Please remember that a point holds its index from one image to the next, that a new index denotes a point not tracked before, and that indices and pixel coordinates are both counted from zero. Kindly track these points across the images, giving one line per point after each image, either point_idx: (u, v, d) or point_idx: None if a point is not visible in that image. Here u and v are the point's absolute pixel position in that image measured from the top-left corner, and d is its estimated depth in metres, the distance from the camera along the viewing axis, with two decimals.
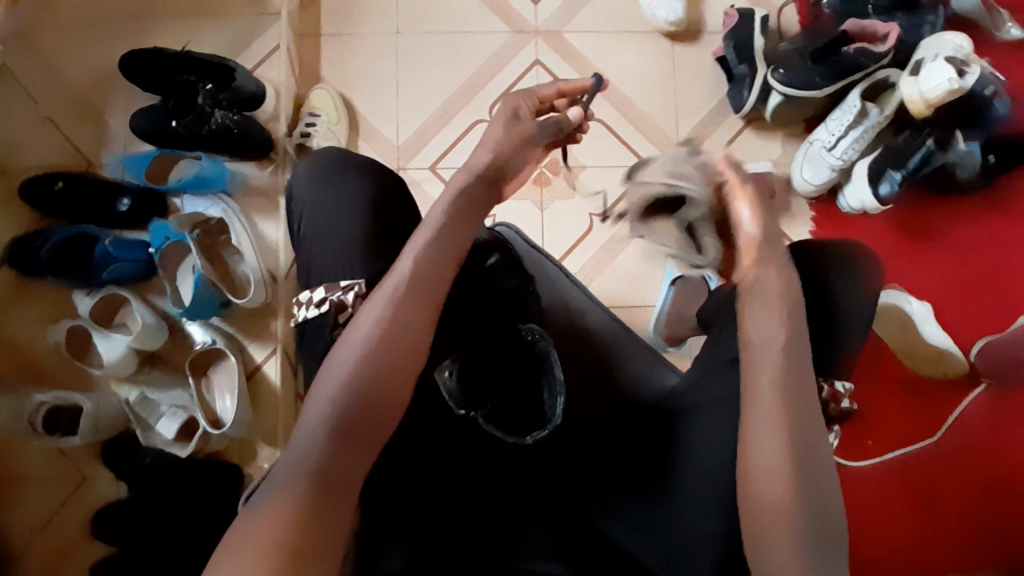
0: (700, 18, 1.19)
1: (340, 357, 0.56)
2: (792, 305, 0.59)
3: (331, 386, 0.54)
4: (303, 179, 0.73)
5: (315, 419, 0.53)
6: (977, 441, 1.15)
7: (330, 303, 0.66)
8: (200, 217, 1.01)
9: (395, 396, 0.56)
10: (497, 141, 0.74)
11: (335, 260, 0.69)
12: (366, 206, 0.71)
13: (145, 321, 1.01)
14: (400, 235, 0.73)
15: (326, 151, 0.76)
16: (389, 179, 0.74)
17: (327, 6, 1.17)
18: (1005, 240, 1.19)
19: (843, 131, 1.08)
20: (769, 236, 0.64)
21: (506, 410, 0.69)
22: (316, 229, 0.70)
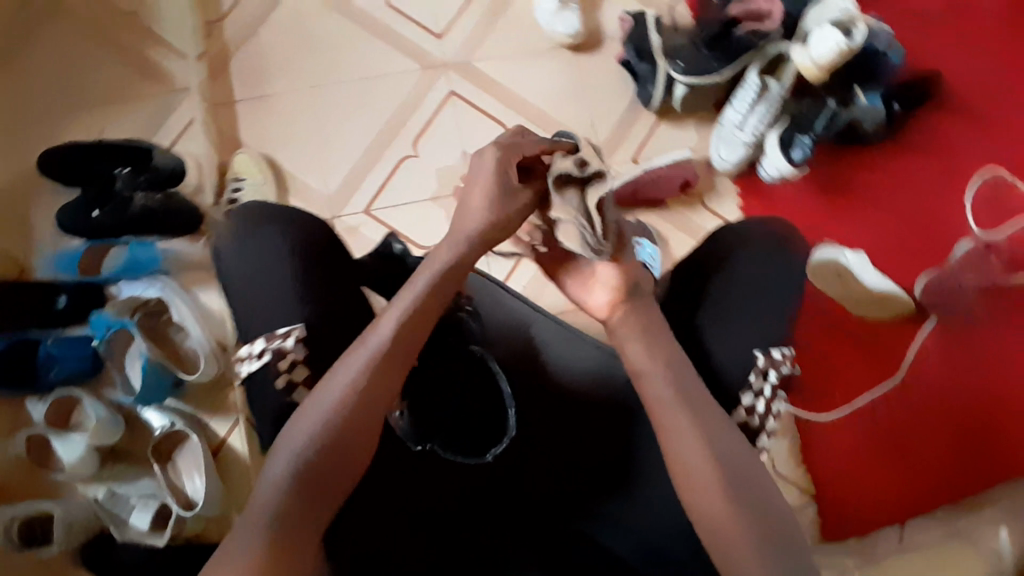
0: (597, 25, 1.24)
1: (303, 420, 0.59)
2: (655, 326, 0.70)
3: (295, 443, 0.58)
4: (226, 243, 0.71)
5: (276, 478, 0.57)
6: (936, 376, 1.21)
7: (271, 351, 0.64)
8: (138, 299, 1.01)
9: (360, 445, 0.60)
10: (484, 208, 0.68)
11: (273, 313, 0.66)
12: (299, 254, 0.69)
13: (99, 417, 0.99)
14: (339, 274, 0.71)
15: (248, 206, 0.73)
16: (316, 223, 0.72)
17: (235, 73, 1.19)
18: (927, 182, 1.26)
19: (749, 107, 1.13)
20: (637, 296, 0.72)
21: (460, 435, 0.72)
22: (250, 285, 0.68)
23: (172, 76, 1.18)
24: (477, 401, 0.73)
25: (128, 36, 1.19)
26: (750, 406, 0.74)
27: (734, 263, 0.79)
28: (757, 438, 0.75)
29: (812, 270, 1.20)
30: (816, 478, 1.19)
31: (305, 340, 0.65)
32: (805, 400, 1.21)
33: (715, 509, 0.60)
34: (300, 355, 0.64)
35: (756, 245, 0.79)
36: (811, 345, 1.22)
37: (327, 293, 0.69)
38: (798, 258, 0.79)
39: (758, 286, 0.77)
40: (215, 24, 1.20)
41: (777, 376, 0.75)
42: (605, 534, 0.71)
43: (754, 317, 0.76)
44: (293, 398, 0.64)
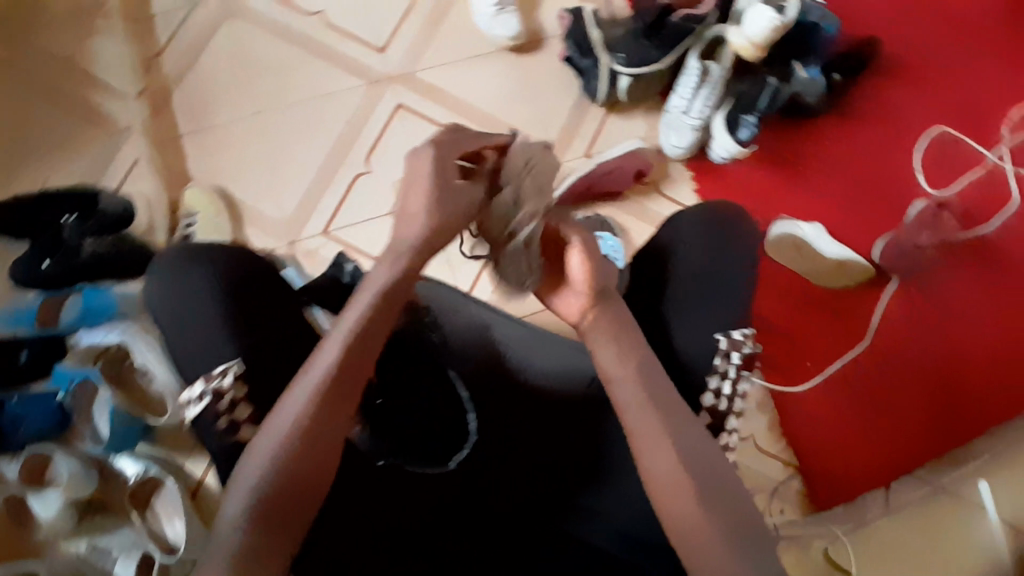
0: (537, 24, 1.24)
1: (258, 454, 0.60)
2: (626, 330, 0.69)
3: (253, 478, 0.59)
4: (156, 291, 0.73)
5: (234, 516, 0.58)
6: (901, 336, 1.24)
7: (210, 393, 0.68)
8: (98, 347, 1.01)
9: (317, 472, 0.61)
10: (423, 213, 0.66)
11: (213, 351, 0.70)
12: (217, 292, 0.72)
13: (71, 471, 0.97)
14: (273, 303, 0.74)
15: (171, 249, 0.75)
16: (240, 255, 0.75)
17: (176, 108, 1.17)
18: (874, 147, 1.28)
19: (693, 92, 1.16)
20: (602, 291, 0.71)
21: (421, 447, 0.73)
22: (180, 326, 0.71)
23: (112, 118, 1.16)
24: (439, 414, 0.74)
25: (63, 80, 1.17)
26: (716, 389, 0.76)
27: (692, 249, 0.80)
28: (726, 420, 0.77)
29: (770, 245, 1.23)
30: (797, 447, 1.21)
31: (243, 377, 0.69)
32: (778, 375, 1.23)
33: (674, 488, 0.62)
34: (238, 394, 0.68)
35: (711, 227, 0.81)
36: (778, 317, 1.24)
37: (257, 325, 0.72)
38: (749, 238, 0.81)
39: (715, 269, 0.78)
40: (152, 60, 1.19)
41: (739, 357, 0.76)
42: (576, 525, 0.73)
43: (714, 301, 0.77)
44: (238, 435, 0.68)
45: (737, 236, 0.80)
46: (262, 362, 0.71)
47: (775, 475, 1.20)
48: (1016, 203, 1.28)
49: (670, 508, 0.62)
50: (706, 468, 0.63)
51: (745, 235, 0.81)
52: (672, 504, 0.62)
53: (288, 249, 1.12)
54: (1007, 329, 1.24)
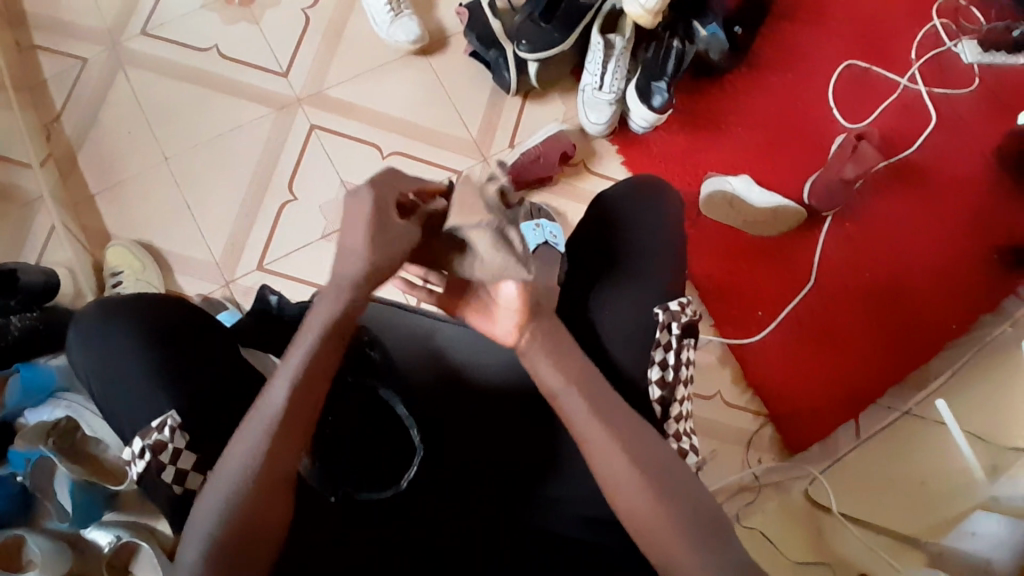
0: (438, 23, 1.24)
1: (207, 504, 0.61)
2: (561, 344, 0.69)
3: (205, 530, 0.60)
4: (80, 355, 0.73)
5: (191, 563, 0.59)
6: (841, 271, 1.27)
7: (150, 447, 0.66)
8: (47, 424, 0.95)
9: (269, 509, 0.62)
10: (363, 252, 0.62)
11: (144, 410, 0.69)
12: (137, 347, 0.71)
13: (42, 550, 0.95)
14: (200, 342, 0.73)
15: (89, 309, 0.74)
16: (160, 303, 0.75)
17: (85, 167, 1.15)
18: (788, 90, 1.31)
19: (602, 68, 1.16)
20: (537, 310, 0.69)
21: (370, 475, 0.73)
22: (109, 387, 0.71)
23: (20, 189, 1.13)
24: (387, 432, 0.74)
25: None
26: (662, 361, 0.75)
27: (614, 225, 0.81)
28: (676, 390, 0.75)
29: (705, 202, 1.24)
30: (761, 393, 1.24)
31: (182, 426, 0.68)
32: (733, 329, 1.24)
33: (605, 466, 0.64)
34: (181, 443, 0.67)
35: (630, 200, 0.82)
36: (722, 271, 1.25)
37: (187, 370, 0.71)
38: (666, 209, 0.82)
39: (635, 241, 0.80)
40: (52, 124, 1.16)
41: (678, 327, 0.75)
42: (542, 512, 0.75)
43: (639, 277, 0.78)
44: (186, 485, 0.68)
45: (655, 207, 0.82)
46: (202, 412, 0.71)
47: (749, 425, 1.23)
48: (932, 123, 1.32)
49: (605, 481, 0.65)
50: (646, 449, 0.65)
51: (660, 207, 0.82)
52: (614, 473, 0.65)
53: (225, 289, 1.11)
54: (940, 246, 1.28)
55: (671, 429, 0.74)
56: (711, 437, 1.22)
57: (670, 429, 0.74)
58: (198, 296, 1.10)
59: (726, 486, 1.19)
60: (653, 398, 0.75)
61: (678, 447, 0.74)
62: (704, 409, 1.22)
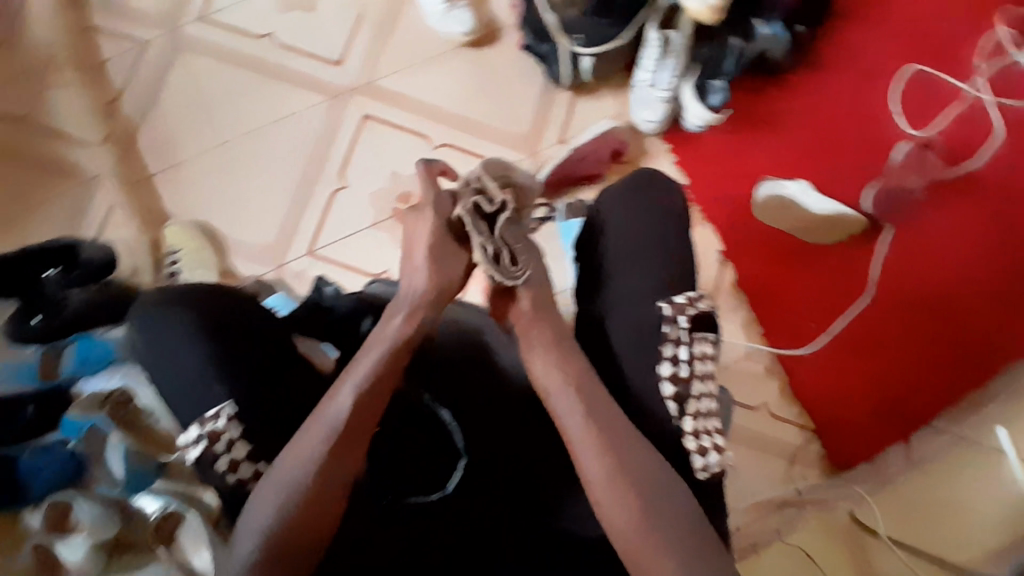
0: (490, 16, 1.23)
1: (256, 509, 0.63)
2: (566, 353, 0.72)
3: (262, 520, 0.62)
4: (135, 338, 0.75)
5: (251, 545, 0.62)
6: (899, 285, 1.22)
7: (205, 436, 0.69)
8: (101, 394, 1.03)
9: (317, 506, 0.64)
10: (426, 266, 0.73)
11: (200, 388, 0.71)
12: (189, 331, 0.73)
13: (90, 516, 0.99)
14: (250, 332, 0.75)
15: (150, 292, 0.77)
16: (212, 291, 0.76)
17: (145, 149, 1.18)
18: (849, 94, 1.26)
19: (657, 63, 1.13)
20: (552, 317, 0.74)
21: (423, 477, 0.75)
22: (160, 368, 0.73)
23: (81, 167, 1.17)
24: (428, 433, 0.77)
25: (23, 138, 1.18)
26: (672, 357, 0.72)
27: (638, 220, 0.78)
28: (691, 386, 0.72)
29: (757, 207, 1.20)
30: (806, 407, 1.19)
31: (236, 418, 0.70)
32: (780, 339, 1.20)
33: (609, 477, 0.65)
34: (235, 433, 0.69)
35: (628, 190, 0.81)
36: (767, 277, 1.21)
37: (238, 356, 0.73)
38: (674, 204, 0.79)
39: (652, 237, 0.77)
40: (111, 105, 1.19)
41: (687, 320, 0.72)
42: (582, 517, 0.74)
43: (665, 275, 0.76)
44: (238, 474, 0.69)
45: (663, 189, 0.80)
46: (253, 392, 0.72)
47: (794, 440, 1.18)
48: (1001, 134, 1.25)
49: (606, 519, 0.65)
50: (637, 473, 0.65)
51: (671, 199, 0.79)
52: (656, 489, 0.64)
53: (277, 273, 1.13)
54: (1004, 262, 1.21)
55: (687, 427, 0.71)
56: (752, 450, 1.18)
57: (686, 426, 0.71)
58: (250, 278, 1.13)
59: (769, 500, 1.16)
60: (665, 395, 0.72)
61: (695, 445, 0.70)
62: (749, 420, 1.19)
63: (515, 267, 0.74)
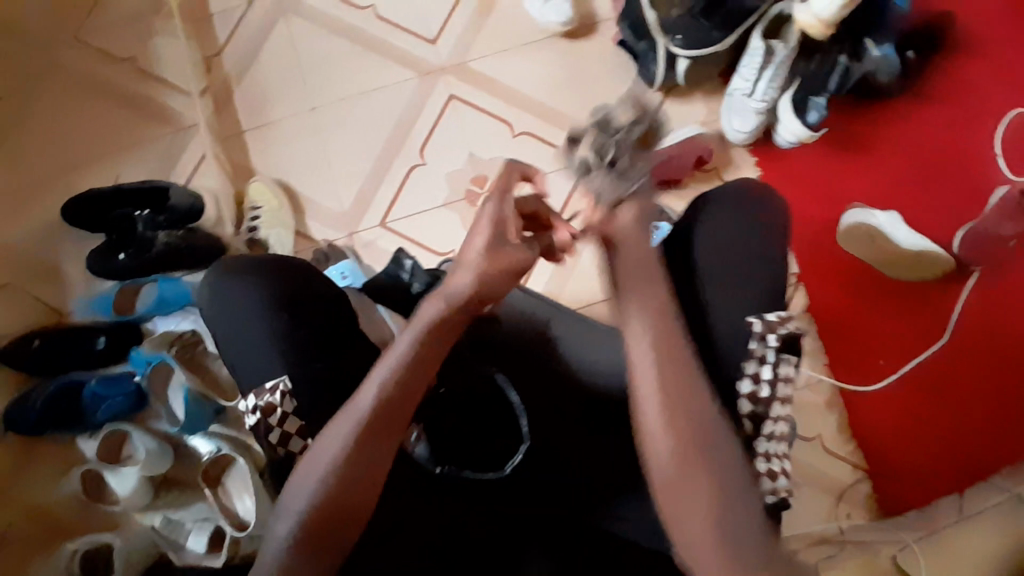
0: (590, 8, 1.21)
1: (304, 475, 0.62)
2: (670, 347, 0.65)
3: (310, 484, 0.61)
4: (206, 299, 0.76)
5: (299, 507, 0.61)
6: (976, 333, 1.14)
7: (261, 408, 0.70)
8: (173, 333, 1.06)
9: (362, 471, 0.62)
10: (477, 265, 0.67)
11: (273, 346, 0.73)
12: (260, 305, 0.74)
13: (148, 449, 1.05)
14: (317, 310, 0.75)
15: (220, 262, 0.77)
16: (284, 265, 0.77)
17: (238, 105, 1.21)
18: (955, 126, 1.18)
19: (757, 74, 1.10)
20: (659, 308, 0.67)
21: (478, 453, 0.75)
22: (228, 339, 0.74)
23: (177, 115, 1.21)
24: (488, 414, 0.76)
25: (127, 81, 1.23)
26: (755, 374, 0.69)
27: (727, 231, 0.74)
28: (770, 409, 0.69)
29: (841, 233, 1.15)
30: (862, 446, 1.14)
31: (291, 394, 0.71)
32: (842, 374, 1.15)
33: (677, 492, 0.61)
34: (288, 408, 0.70)
35: (739, 200, 0.75)
36: (836, 307, 1.16)
37: (307, 332, 0.74)
38: (756, 213, 0.75)
39: (743, 255, 0.73)
40: (212, 58, 1.23)
41: (777, 340, 0.70)
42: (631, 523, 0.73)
43: (757, 293, 0.72)
44: (289, 448, 0.71)
45: (763, 208, 0.75)
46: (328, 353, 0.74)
47: (845, 478, 1.13)
48: None
49: (669, 528, 0.62)
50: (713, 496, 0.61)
51: (759, 209, 0.75)
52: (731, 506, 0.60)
53: (348, 240, 1.15)
54: None
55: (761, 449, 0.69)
56: (802, 483, 1.13)
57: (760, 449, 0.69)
58: (323, 242, 1.15)
59: (810, 537, 1.11)
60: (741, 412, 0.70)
61: (766, 468, 0.68)
62: (801, 452, 1.14)
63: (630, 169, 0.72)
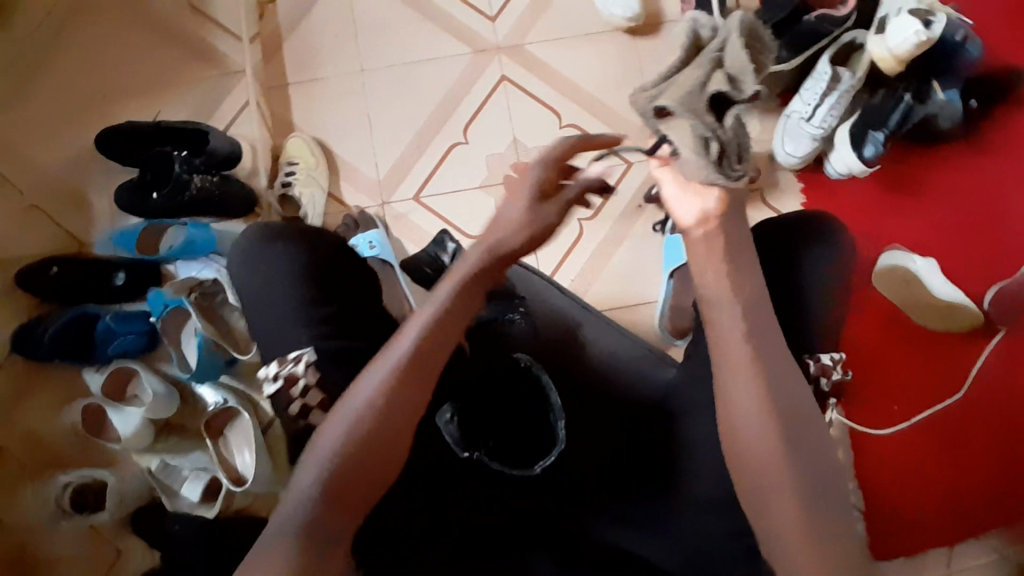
0: (657, 8, 1.18)
1: (324, 438, 0.56)
2: (778, 369, 0.56)
3: (328, 448, 0.55)
4: (237, 261, 0.76)
5: (309, 481, 0.54)
6: (999, 391, 1.11)
7: (283, 377, 0.69)
8: (194, 280, 1.05)
9: (401, 431, 0.57)
10: (519, 222, 0.64)
11: (298, 317, 0.72)
12: (283, 271, 0.74)
13: (156, 391, 1.04)
14: (341, 286, 0.75)
15: (252, 224, 0.78)
16: (313, 236, 0.77)
17: (287, 55, 1.19)
18: (1005, 180, 1.15)
19: (819, 98, 1.07)
20: (763, 329, 0.57)
21: (506, 445, 0.69)
22: (253, 301, 0.74)
23: (226, 58, 1.19)
24: (516, 402, 0.71)
25: (178, 16, 1.20)
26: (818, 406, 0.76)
27: (782, 261, 0.72)
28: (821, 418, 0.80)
29: (876, 275, 1.12)
30: (867, 490, 1.10)
31: (314, 365, 0.69)
32: (858, 415, 1.12)
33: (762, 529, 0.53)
34: (311, 379, 0.68)
35: (812, 230, 0.73)
36: (858, 348, 1.14)
37: (322, 302, 0.73)
38: (819, 257, 0.72)
39: (794, 285, 0.71)
40: (266, 4, 1.20)
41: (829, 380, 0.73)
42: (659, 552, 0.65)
43: (812, 321, 0.71)
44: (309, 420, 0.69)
45: (830, 246, 0.72)
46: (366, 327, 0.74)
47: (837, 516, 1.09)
48: None
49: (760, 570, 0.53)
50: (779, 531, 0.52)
51: (822, 252, 0.72)
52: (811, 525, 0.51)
53: (379, 209, 1.13)
54: None
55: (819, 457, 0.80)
56: None
57: None
58: (354, 208, 1.14)
59: None
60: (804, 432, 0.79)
61: None
62: None
63: (739, 165, 0.57)
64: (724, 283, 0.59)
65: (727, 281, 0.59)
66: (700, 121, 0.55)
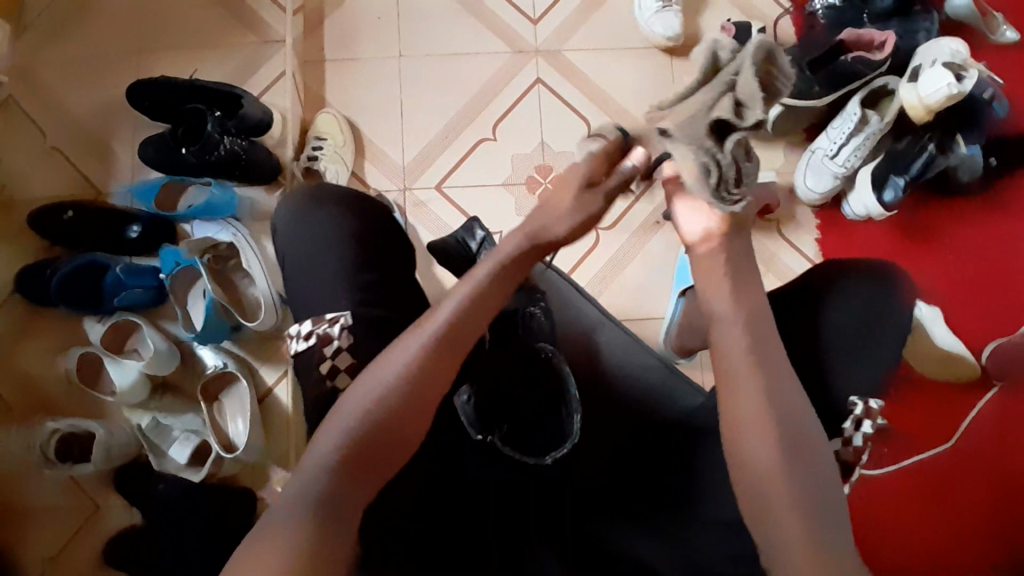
0: (697, 32, 1.20)
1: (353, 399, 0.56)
2: (779, 373, 0.57)
3: (354, 419, 0.55)
4: (284, 215, 0.78)
5: (324, 455, 0.53)
6: (994, 445, 1.10)
7: (317, 335, 0.70)
8: (210, 240, 1.06)
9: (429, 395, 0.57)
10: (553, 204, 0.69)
11: (326, 285, 0.74)
12: (339, 236, 0.76)
13: (157, 347, 1.03)
14: (387, 257, 0.77)
15: (296, 192, 0.81)
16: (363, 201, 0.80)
17: (328, 32, 1.20)
18: (1012, 239, 1.17)
19: (845, 138, 1.09)
20: (761, 337, 0.59)
21: (520, 431, 0.69)
22: (302, 250, 0.76)
23: (267, 27, 1.19)
24: (543, 384, 0.71)
25: None
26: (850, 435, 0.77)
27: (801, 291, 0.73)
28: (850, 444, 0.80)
29: None
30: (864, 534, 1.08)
31: (349, 329, 0.70)
32: None
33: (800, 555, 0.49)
34: (344, 342, 0.69)
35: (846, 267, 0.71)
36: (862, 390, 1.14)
37: (368, 268, 0.75)
38: (862, 299, 0.68)
39: (834, 321, 0.67)
40: None
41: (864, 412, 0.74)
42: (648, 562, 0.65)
43: (850, 353, 0.67)
44: (335, 382, 0.68)
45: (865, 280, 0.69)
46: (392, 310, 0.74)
47: None
48: None
49: None
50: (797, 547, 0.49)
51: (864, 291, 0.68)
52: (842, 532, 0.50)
53: (400, 194, 1.14)
54: None
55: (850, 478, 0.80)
56: None
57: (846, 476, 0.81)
58: (376, 191, 1.14)
59: None
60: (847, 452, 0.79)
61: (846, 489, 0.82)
62: None
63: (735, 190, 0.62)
64: (727, 291, 0.63)
65: (728, 298, 0.62)
66: (698, 146, 0.58)
